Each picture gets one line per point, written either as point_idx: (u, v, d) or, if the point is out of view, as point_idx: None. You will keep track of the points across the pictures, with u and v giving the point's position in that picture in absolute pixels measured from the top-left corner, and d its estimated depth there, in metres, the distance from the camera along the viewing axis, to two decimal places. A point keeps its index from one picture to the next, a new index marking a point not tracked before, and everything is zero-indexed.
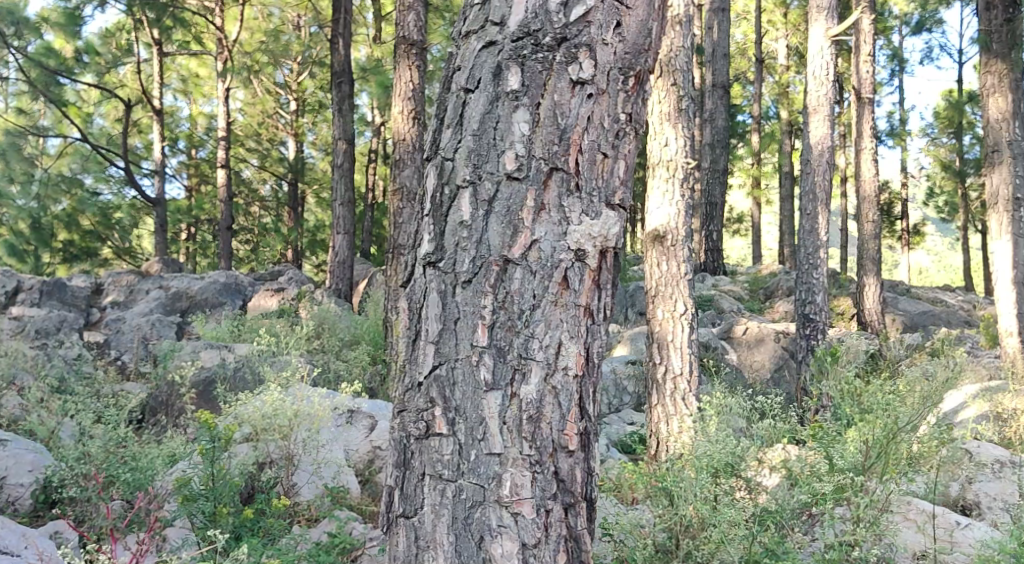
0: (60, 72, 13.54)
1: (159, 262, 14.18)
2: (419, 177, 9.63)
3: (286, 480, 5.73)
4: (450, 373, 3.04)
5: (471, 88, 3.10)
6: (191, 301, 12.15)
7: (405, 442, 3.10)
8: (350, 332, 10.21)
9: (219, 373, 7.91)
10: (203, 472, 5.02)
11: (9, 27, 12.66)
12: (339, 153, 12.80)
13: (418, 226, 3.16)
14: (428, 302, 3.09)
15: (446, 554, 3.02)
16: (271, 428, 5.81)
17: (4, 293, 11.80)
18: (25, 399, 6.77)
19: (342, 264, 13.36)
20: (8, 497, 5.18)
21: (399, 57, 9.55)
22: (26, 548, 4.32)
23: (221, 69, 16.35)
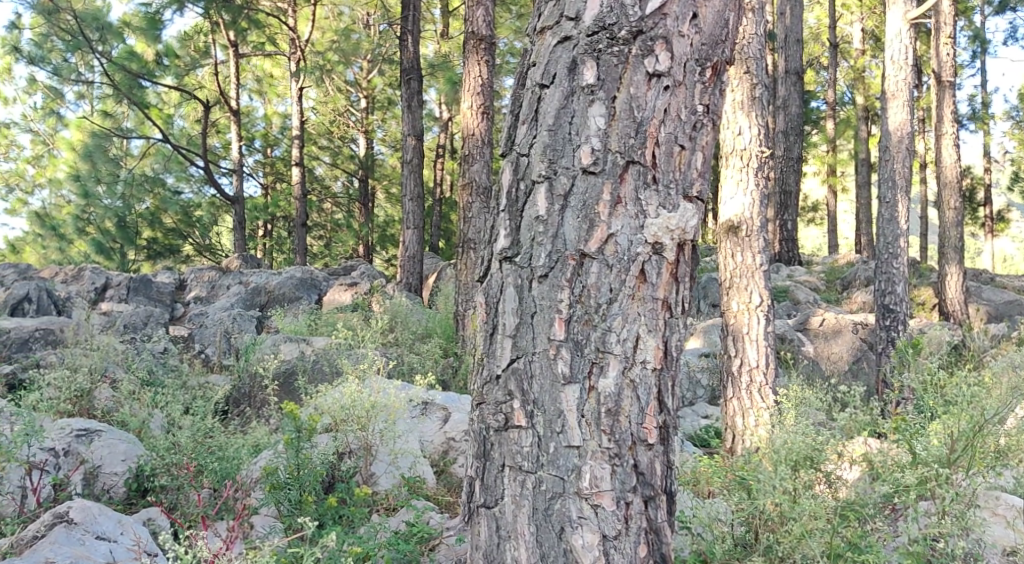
0: (142, 75, 14.03)
1: (239, 259, 14.55)
2: (489, 171, 9.71)
3: (365, 470, 5.86)
4: (528, 366, 3.07)
5: (546, 83, 3.12)
6: (269, 296, 12.45)
7: (484, 433, 3.15)
8: (423, 326, 10.37)
9: (300, 365, 8.14)
10: (289, 462, 5.21)
11: (94, 33, 13.21)
12: (409, 149, 12.93)
13: (494, 222, 3.20)
14: (505, 296, 3.12)
15: (527, 545, 3.06)
16: (350, 419, 5.98)
17: (94, 290, 12.27)
18: (118, 391, 7.03)
19: (413, 258, 13.49)
20: (104, 485, 5.38)
21: (468, 52, 9.60)
22: (122, 534, 4.52)
23: (294, 68, 16.69)
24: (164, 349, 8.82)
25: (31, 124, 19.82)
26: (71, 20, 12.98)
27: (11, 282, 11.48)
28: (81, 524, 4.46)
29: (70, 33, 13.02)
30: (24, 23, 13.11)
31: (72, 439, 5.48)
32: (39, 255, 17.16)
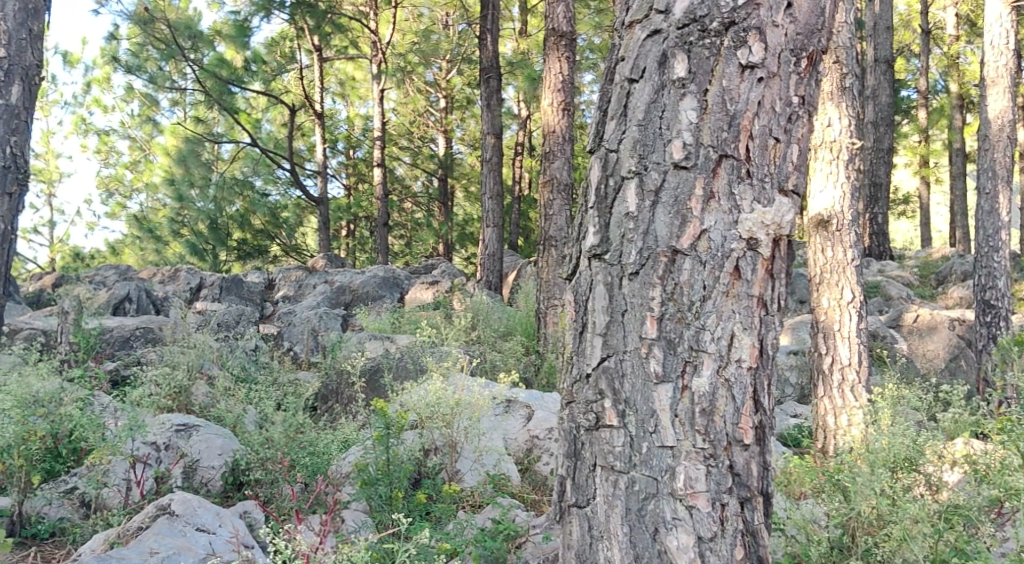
0: (231, 81, 14.38)
1: (324, 258, 14.81)
2: (570, 168, 9.67)
3: (451, 467, 5.90)
4: (619, 365, 3.03)
5: (635, 78, 3.08)
6: (353, 295, 12.65)
7: (575, 433, 3.13)
8: (504, 323, 10.41)
9: (385, 362, 8.22)
10: (379, 458, 5.30)
11: (187, 41, 13.62)
12: (487, 148, 13.01)
13: (583, 219, 3.18)
14: (594, 294, 3.09)
15: (621, 546, 3.02)
16: (434, 416, 6.01)
17: (189, 289, 12.64)
18: (213, 388, 7.23)
19: (492, 256, 13.50)
20: (202, 478, 5.73)
21: (549, 49, 9.60)
22: (220, 526, 4.85)
23: (376, 70, 16.91)
24: (255, 347, 9.06)
25: (128, 131, 20.57)
26: (166, 29, 13.45)
27: (112, 282, 11.90)
28: (181, 516, 4.79)
29: (165, 42, 13.53)
30: (121, 33, 13.65)
31: (172, 434, 5.82)
32: (137, 256, 17.78)
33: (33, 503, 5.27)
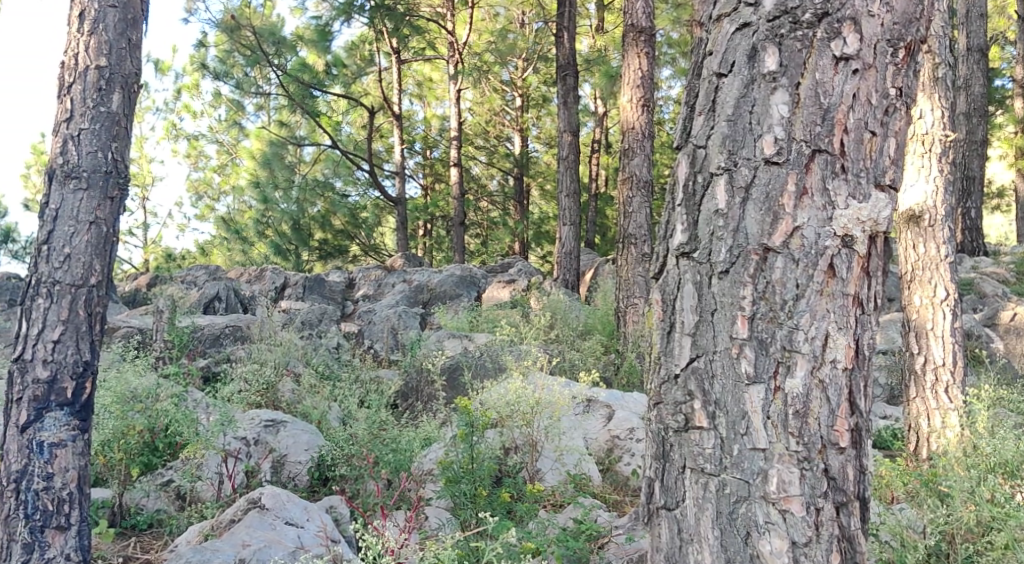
0: (314, 85, 14.63)
1: (402, 258, 14.98)
2: (650, 165, 9.56)
3: (531, 466, 5.90)
4: (708, 365, 2.98)
5: (724, 72, 3.02)
6: (432, 293, 12.75)
7: (663, 434, 3.09)
8: (583, 322, 10.37)
9: (464, 361, 8.27)
10: (462, 456, 5.32)
11: (270, 47, 13.89)
12: (565, 146, 12.99)
13: (670, 217, 3.14)
14: (683, 293, 3.04)
15: (711, 549, 2.97)
16: (514, 415, 6.04)
17: (274, 289, 12.91)
18: (299, 385, 7.38)
19: (570, 255, 13.46)
20: (289, 473, 5.94)
21: (628, 45, 9.53)
22: (308, 520, 5.05)
23: (453, 70, 17.03)
24: (339, 345, 9.21)
25: (216, 135, 21.10)
26: (251, 35, 13.77)
27: (201, 281, 12.23)
28: (272, 510, 5.02)
29: (250, 48, 13.88)
30: (209, 41, 14.00)
31: (261, 429, 6.09)
32: (225, 257, 18.27)
33: (131, 495, 5.49)
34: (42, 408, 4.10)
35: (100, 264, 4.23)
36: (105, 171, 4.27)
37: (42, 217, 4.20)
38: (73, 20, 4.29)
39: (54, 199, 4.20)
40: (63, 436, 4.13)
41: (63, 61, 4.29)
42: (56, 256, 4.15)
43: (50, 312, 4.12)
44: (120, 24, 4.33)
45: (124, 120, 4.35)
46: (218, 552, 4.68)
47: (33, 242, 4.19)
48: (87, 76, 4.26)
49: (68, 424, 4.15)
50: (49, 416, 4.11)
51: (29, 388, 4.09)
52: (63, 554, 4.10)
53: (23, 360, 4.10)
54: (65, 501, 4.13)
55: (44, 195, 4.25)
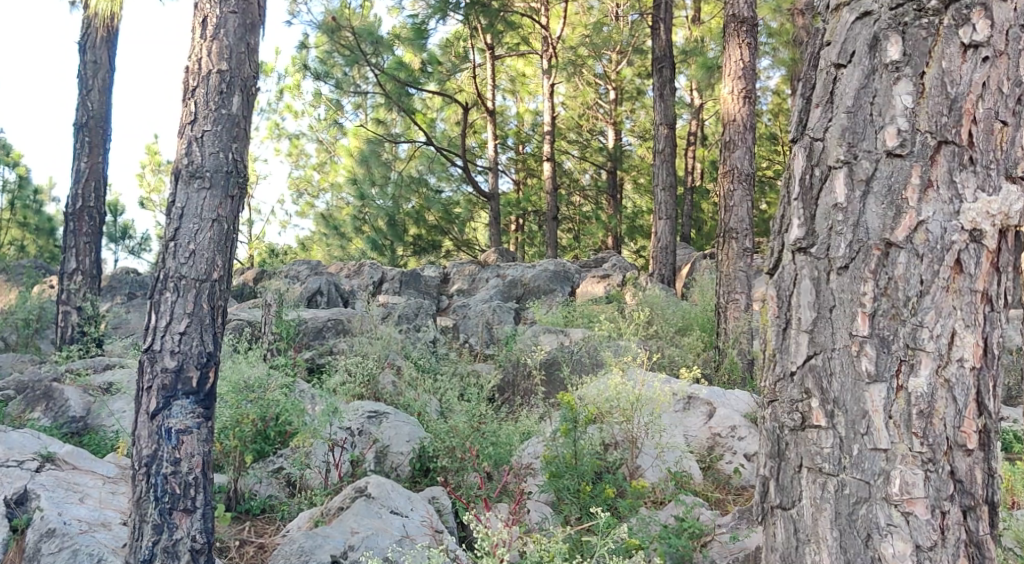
0: (409, 83, 14.83)
1: (496, 253, 15.05)
2: (752, 157, 9.30)
3: (631, 463, 5.87)
4: (826, 363, 2.93)
5: (843, 62, 2.98)
6: (525, 288, 12.80)
7: (779, 433, 3.05)
8: (681, 319, 10.25)
9: (561, 355, 8.33)
10: (567, 451, 5.47)
11: (369, 46, 14.15)
12: (660, 139, 12.87)
13: (787, 211, 3.10)
14: (800, 289, 3.01)
15: (830, 550, 2.90)
16: (614, 411, 6.04)
17: (371, 283, 13.13)
18: (399, 377, 7.54)
19: (665, 249, 13.33)
20: (392, 463, 6.05)
21: (729, 35, 9.40)
22: (412, 510, 5.20)
23: (546, 64, 17.08)
24: (435, 340, 9.35)
25: (316, 134, 21.57)
26: (350, 36, 14.06)
27: (303, 275, 12.56)
28: (378, 499, 5.19)
29: (350, 48, 14.17)
30: (310, 42, 14.35)
31: (364, 421, 6.28)
32: (325, 253, 18.65)
33: (246, 480, 5.73)
34: (169, 396, 4.29)
35: (222, 260, 4.43)
36: (226, 171, 4.48)
37: (169, 216, 4.42)
38: (197, 27, 4.54)
39: (180, 198, 4.42)
40: (189, 423, 4.31)
41: (187, 66, 4.53)
42: (181, 252, 4.36)
43: (176, 306, 4.33)
44: (239, 29, 4.57)
45: (243, 122, 4.57)
46: (329, 537, 4.82)
47: (160, 239, 4.41)
48: (209, 80, 4.49)
49: (194, 412, 4.33)
50: (176, 404, 4.30)
51: (157, 377, 4.29)
52: (190, 536, 4.28)
53: (152, 350, 4.30)
54: (191, 485, 4.31)
55: (170, 194, 4.47)
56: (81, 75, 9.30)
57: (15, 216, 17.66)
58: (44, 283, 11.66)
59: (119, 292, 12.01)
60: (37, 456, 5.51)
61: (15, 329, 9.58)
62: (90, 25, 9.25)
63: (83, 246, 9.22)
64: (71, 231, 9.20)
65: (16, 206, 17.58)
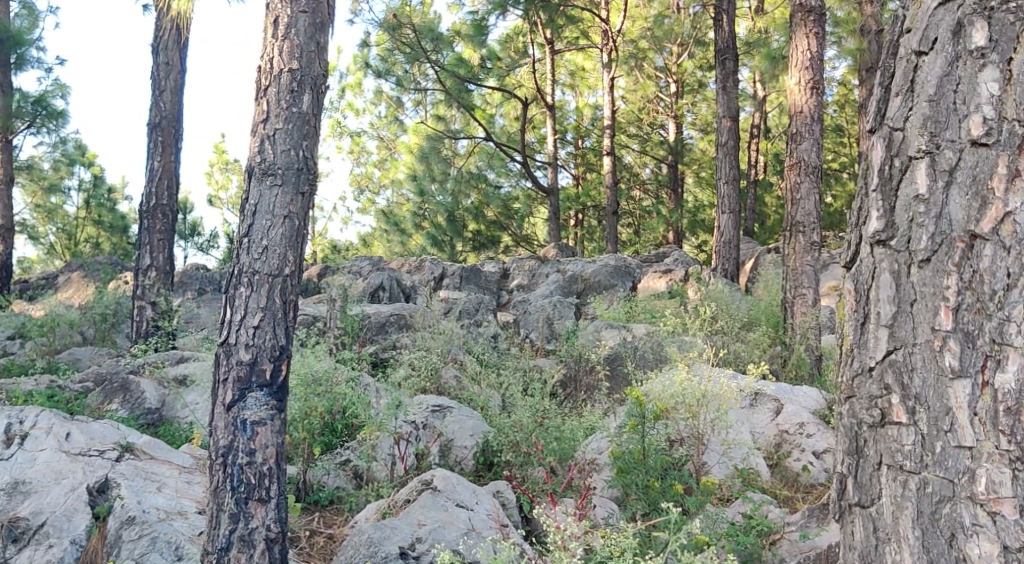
0: (469, 79, 14.88)
1: (555, 248, 15.00)
2: (819, 149, 9.17)
3: (697, 459, 5.80)
4: (907, 358, 2.89)
5: (924, 50, 2.94)
6: (586, 284, 12.75)
7: (857, 429, 3.03)
8: (746, 314, 10.12)
9: (624, 351, 8.29)
10: (635, 446, 5.44)
11: (429, 44, 14.21)
12: (723, 132, 12.71)
13: (865, 204, 3.09)
14: (880, 282, 2.99)
15: (912, 550, 2.84)
16: (679, 406, 5.97)
17: (432, 278, 13.18)
18: (462, 371, 7.58)
19: (728, 244, 13.09)
20: (456, 457, 6.12)
21: (796, 26, 9.23)
22: (477, 503, 5.22)
23: (606, 58, 16.97)
24: (495, 335, 9.37)
25: (377, 131, 21.76)
26: (411, 34, 14.09)
27: (366, 271, 12.68)
28: (444, 492, 5.25)
29: (410, 46, 14.21)
30: (371, 41, 14.45)
31: (428, 414, 6.34)
32: (386, 248, 18.77)
33: (314, 472, 5.81)
34: (245, 389, 4.40)
35: (293, 255, 4.53)
36: (297, 168, 4.58)
37: (242, 212, 4.54)
38: (269, 27, 4.69)
39: (253, 195, 4.53)
40: (263, 414, 4.41)
41: (259, 66, 4.67)
42: (254, 248, 4.47)
43: (250, 300, 4.43)
44: (309, 28, 4.69)
45: (313, 119, 4.67)
46: (396, 529, 4.86)
47: (234, 235, 4.53)
48: (280, 79, 4.62)
49: (268, 404, 4.42)
50: (251, 395, 4.40)
51: (233, 369, 4.40)
52: (265, 526, 4.36)
53: (227, 344, 4.41)
54: (266, 476, 4.41)
55: (244, 191, 4.59)
56: (154, 76, 9.52)
57: (90, 214, 18.18)
58: (120, 279, 11.99)
59: (190, 287, 12.27)
60: (117, 446, 5.68)
61: (92, 323, 9.85)
62: (164, 27, 9.42)
63: (157, 242, 9.44)
64: (146, 229, 9.43)
65: (92, 205, 18.18)
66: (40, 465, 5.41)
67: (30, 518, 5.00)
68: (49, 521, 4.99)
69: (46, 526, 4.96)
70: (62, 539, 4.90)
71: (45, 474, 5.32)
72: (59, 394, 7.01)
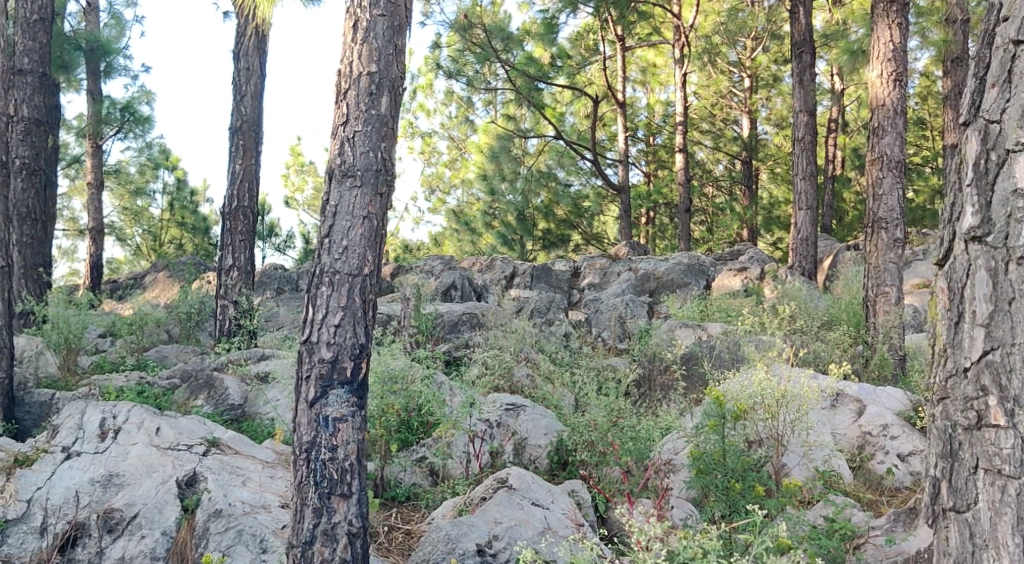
0: (539, 78, 14.85)
1: (627, 246, 14.90)
2: (902, 143, 8.82)
3: (776, 461, 5.71)
4: (1005, 358, 3.05)
5: (1020, 39, 3.13)
6: (658, 282, 12.63)
7: (952, 432, 3.19)
8: (825, 312, 9.91)
9: (699, 351, 8.21)
10: (715, 447, 5.38)
11: (499, 43, 14.33)
12: (800, 127, 12.48)
13: (959, 199, 3.24)
14: (975, 280, 3.15)
15: (1010, 553, 2.99)
16: (758, 406, 5.87)
17: (503, 277, 13.19)
18: (535, 370, 7.58)
19: (807, 241, 12.70)
20: (530, 456, 6.15)
21: (878, 16, 8.98)
22: (552, 503, 5.24)
23: (679, 54, 16.75)
24: (567, 334, 9.36)
25: (448, 131, 21.87)
26: (482, 33, 14.27)
27: (437, 271, 12.74)
28: (519, 490, 5.27)
29: (481, 46, 14.33)
30: (442, 42, 14.54)
31: (502, 413, 6.36)
32: (456, 247, 18.88)
33: (391, 468, 5.89)
34: (326, 386, 4.48)
35: (372, 255, 4.61)
36: (376, 169, 4.66)
37: (323, 213, 4.64)
38: (348, 30, 4.76)
39: (333, 196, 4.63)
40: (344, 411, 4.49)
41: (339, 69, 4.75)
42: (335, 248, 4.56)
43: (332, 299, 4.52)
44: (387, 32, 4.76)
45: (391, 121, 4.74)
46: (473, 527, 4.89)
47: (316, 236, 4.62)
48: (360, 82, 4.70)
49: (349, 401, 4.50)
50: (332, 393, 4.48)
51: (315, 366, 4.49)
52: (347, 520, 4.45)
53: (309, 342, 4.50)
54: (348, 471, 4.49)
55: (325, 192, 4.69)
56: (235, 82, 9.75)
57: (174, 216, 18.64)
58: (202, 279, 12.27)
59: (269, 287, 12.51)
60: (203, 440, 5.82)
61: (178, 321, 10.13)
62: (243, 33, 9.66)
63: (239, 243, 9.65)
64: (228, 230, 9.66)
65: (175, 207, 18.66)
66: (133, 458, 5.58)
67: (124, 509, 5.20)
68: (142, 513, 5.16)
69: (138, 517, 5.14)
70: (153, 530, 5.07)
71: (137, 467, 5.50)
72: (148, 390, 7.23)
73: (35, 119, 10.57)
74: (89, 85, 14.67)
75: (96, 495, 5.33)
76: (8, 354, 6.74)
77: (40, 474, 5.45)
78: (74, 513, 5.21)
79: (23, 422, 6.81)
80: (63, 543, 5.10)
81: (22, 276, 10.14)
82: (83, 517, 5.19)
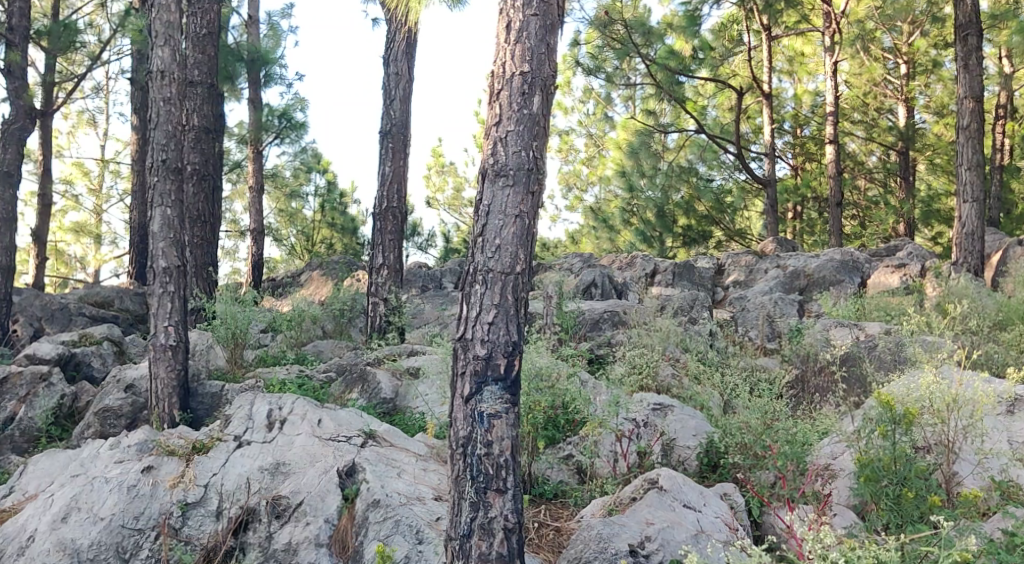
0: (680, 71, 14.62)
1: (774, 242, 14.39)
2: None
3: (947, 469, 5.40)
4: None
5: None
6: (809, 279, 12.20)
7: None
8: (995, 311, 9.31)
9: (858, 352, 7.86)
10: (884, 453, 5.11)
11: (640, 37, 14.17)
12: (965, 114, 11.70)
13: None
14: None
15: None
16: (927, 411, 5.56)
17: (644, 275, 12.98)
18: (680, 369, 7.43)
19: (971, 235, 12.02)
20: (679, 457, 6.05)
21: None
22: (704, 506, 5.11)
23: (828, 41, 16.08)
24: (712, 333, 9.14)
25: (587, 127, 21.73)
26: (622, 29, 14.11)
27: (578, 268, 12.67)
28: (669, 492, 5.16)
29: (621, 42, 14.16)
30: (581, 39, 14.44)
31: (649, 413, 6.29)
32: (595, 244, 18.78)
33: (539, 465, 5.95)
34: (481, 382, 4.53)
35: (524, 253, 4.62)
36: (528, 168, 4.67)
37: (477, 212, 4.69)
38: (501, 32, 4.79)
39: (486, 196, 4.67)
40: (498, 407, 4.52)
41: (493, 70, 4.79)
42: (488, 247, 4.60)
43: (485, 297, 4.57)
44: (540, 31, 4.76)
45: (543, 121, 4.75)
46: (625, 527, 4.86)
47: (469, 235, 4.68)
48: (512, 82, 4.72)
49: (502, 397, 4.53)
50: (486, 389, 4.52)
51: (471, 362, 4.55)
52: (503, 515, 4.47)
53: (464, 339, 4.57)
54: (503, 467, 4.50)
55: (478, 193, 4.73)
56: (385, 86, 10.03)
57: (326, 217, 19.30)
58: (353, 277, 12.65)
59: (414, 285, 12.78)
60: (361, 432, 5.99)
61: (332, 317, 10.40)
62: (394, 37, 9.95)
63: (389, 242, 9.88)
64: (378, 229, 9.91)
65: (326, 208, 19.34)
66: (297, 447, 5.80)
67: (290, 497, 5.44)
68: (306, 501, 5.39)
69: (303, 505, 5.38)
70: (317, 517, 5.29)
71: (302, 456, 5.72)
72: (307, 383, 7.52)
73: (203, 126, 11.13)
74: (250, 93, 15.40)
75: (265, 482, 5.59)
76: (184, 348, 7.10)
77: (215, 460, 5.76)
78: (245, 498, 5.51)
79: (197, 411, 7.19)
80: (236, 526, 5.40)
81: (192, 275, 10.72)
82: (254, 502, 5.48)
